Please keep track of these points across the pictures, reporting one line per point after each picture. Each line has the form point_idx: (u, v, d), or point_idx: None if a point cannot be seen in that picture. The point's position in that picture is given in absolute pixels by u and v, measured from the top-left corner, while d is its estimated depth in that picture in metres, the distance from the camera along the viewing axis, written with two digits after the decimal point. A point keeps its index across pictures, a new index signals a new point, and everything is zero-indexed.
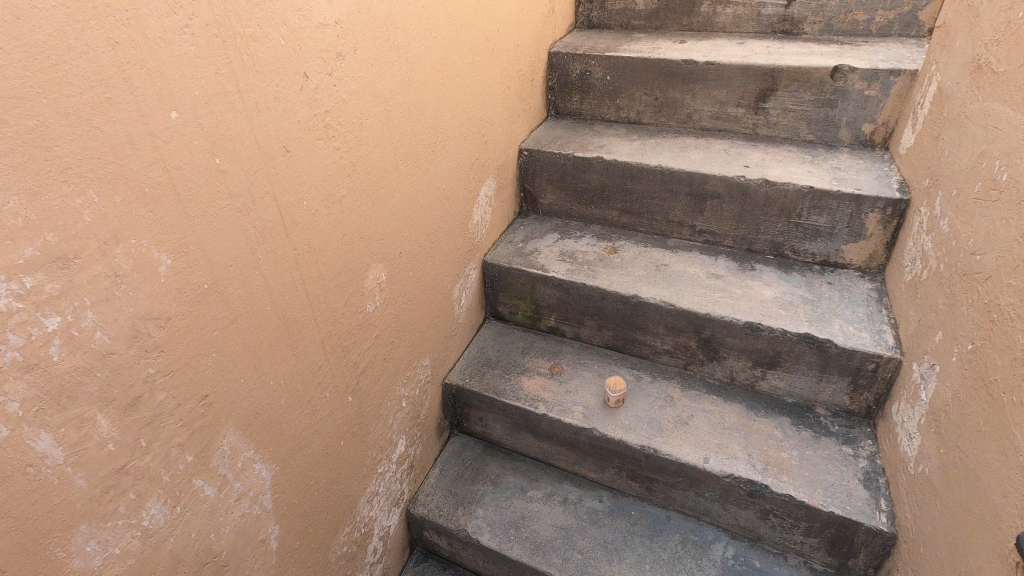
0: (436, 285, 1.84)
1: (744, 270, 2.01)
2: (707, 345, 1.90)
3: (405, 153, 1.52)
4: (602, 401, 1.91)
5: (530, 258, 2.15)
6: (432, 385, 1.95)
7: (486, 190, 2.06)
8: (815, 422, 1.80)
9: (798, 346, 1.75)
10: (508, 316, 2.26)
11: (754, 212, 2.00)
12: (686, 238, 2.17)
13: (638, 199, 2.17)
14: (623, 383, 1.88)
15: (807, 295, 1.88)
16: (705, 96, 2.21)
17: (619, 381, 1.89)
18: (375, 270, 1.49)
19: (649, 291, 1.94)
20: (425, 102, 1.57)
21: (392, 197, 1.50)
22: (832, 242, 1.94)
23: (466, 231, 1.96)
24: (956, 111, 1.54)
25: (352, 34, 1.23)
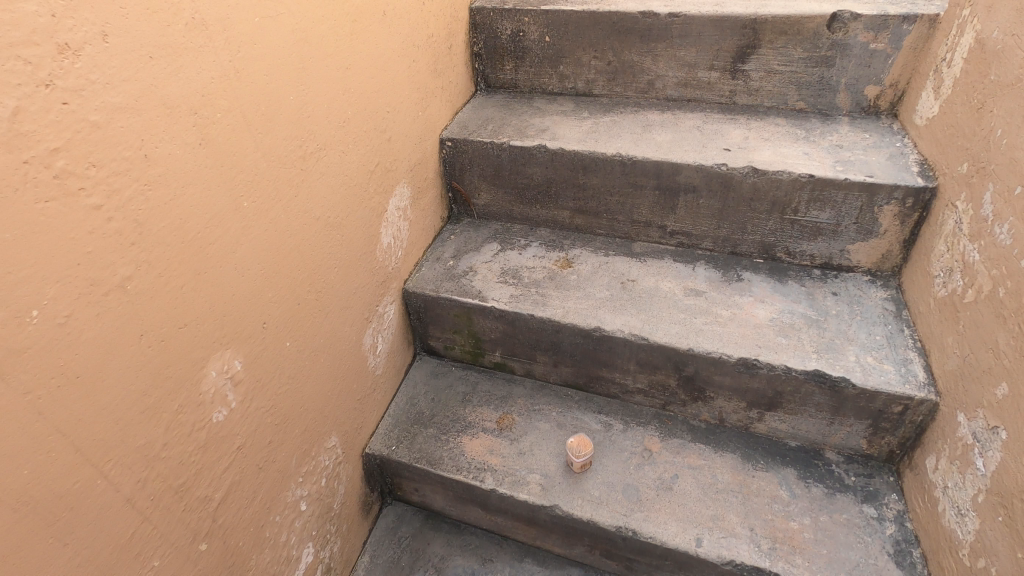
0: (335, 342, 1.37)
1: (730, 281, 1.61)
2: (690, 384, 1.51)
3: (250, 183, 1.02)
4: (564, 465, 1.51)
5: (463, 281, 1.70)
6: (347, 462, 1.52)
7: (397, 200, 1.58)
8: (826, 472, 1.45)
9: (806, 386, 1.38)
10: (444, 351, 1.82)
11: (739, 208, 1.58)
12: (654, 241, 1.75)
13: (593, 196, 1.73)
14: (589, 444, 1.49)
15: (810, 312, 1.49)
16: (668, 58, 1.75)
17: (584, 441, 1.49)
18: (222, 361, 1.01)
19: (615, 320, 1.53)
20: (278, 103, 1.06)
21: (234, 251, 1.01)
22: (835, 242, 1.55)
23: (372, 260, 1.49)
24: (1012, 73, 1.12)
25: (98, 6, 0.71)
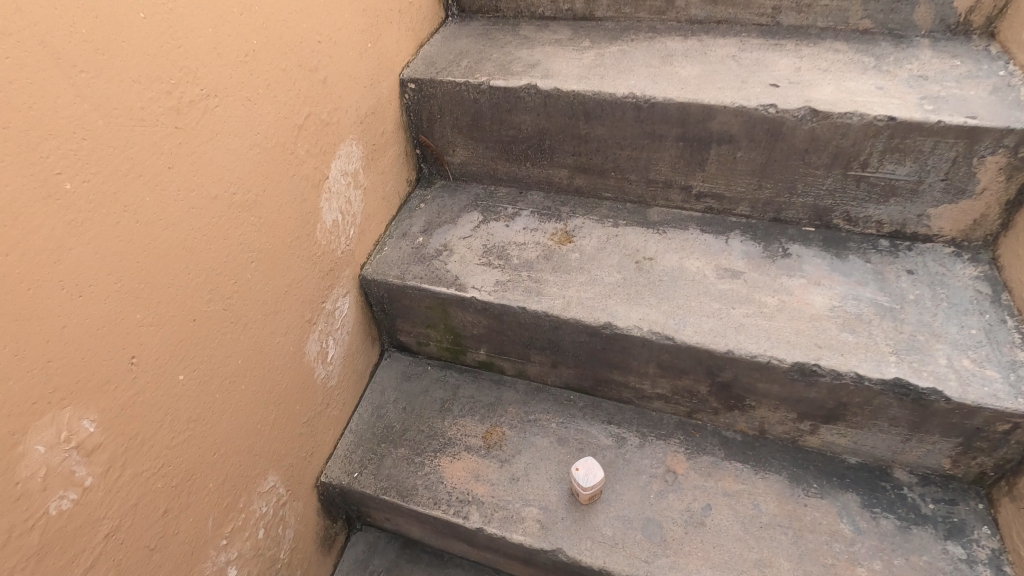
0: (262, 360, 1.03)
1: (774, 257, 1.26)
2: (725, 391, 1.20)
3: (71, 152, 0.65)
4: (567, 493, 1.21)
5: (435, 263, 1.35)
6: (295, 501, 1.21)
7: (342, 163, 1.20)
8: (898, 498, 1.15)
9: (880, 398, 1.06)
10: (418, 347, 1.49)
11: (789, 163, 1.22)
12: (675, 206, 1.39)
13: (598, 151, 1.35)
14: (599, 472, 1.17)
15: (880, 298, 1.16)
16: None
17: (592, 467, 1.18)
18: (55, 427, 0.67)
19: (630, 314, 1.19)
20: (111, 23, 0.68)
21: (54, 260, 0.65)
22: (913, 204, 1.20)
23: (311, 246, 1.13)
24: None
25: None
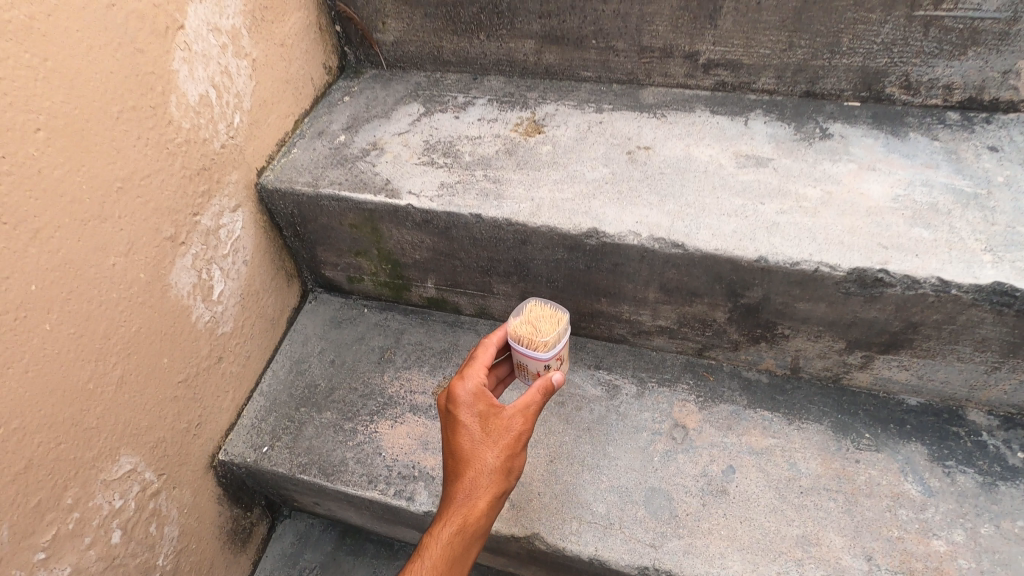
0: (82, 288, 0.69)
1: (810, 140, 0.95)
2: (750, 319, 0.90)
3: None
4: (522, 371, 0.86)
5: (360, 167, 1.00)
6: (175, 488, 0.89)
7: (208, 11, 0.84)
8: (976, 448, 0.87)
9: (969, 313, 0.77)
10: (349, 285, 1.16)
11: (832, 5, 0.89)
12: (677, 85, 1.06)
13: (574, 8, 1.01)
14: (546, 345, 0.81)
15: (959, 184, 0.85)
16: None
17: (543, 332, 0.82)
18: None
19: (623, 219, 0.87)
20: None
21: None
22: (999, 56, 0.88)
23: (163, 127, 0.78)
24: None
25: None
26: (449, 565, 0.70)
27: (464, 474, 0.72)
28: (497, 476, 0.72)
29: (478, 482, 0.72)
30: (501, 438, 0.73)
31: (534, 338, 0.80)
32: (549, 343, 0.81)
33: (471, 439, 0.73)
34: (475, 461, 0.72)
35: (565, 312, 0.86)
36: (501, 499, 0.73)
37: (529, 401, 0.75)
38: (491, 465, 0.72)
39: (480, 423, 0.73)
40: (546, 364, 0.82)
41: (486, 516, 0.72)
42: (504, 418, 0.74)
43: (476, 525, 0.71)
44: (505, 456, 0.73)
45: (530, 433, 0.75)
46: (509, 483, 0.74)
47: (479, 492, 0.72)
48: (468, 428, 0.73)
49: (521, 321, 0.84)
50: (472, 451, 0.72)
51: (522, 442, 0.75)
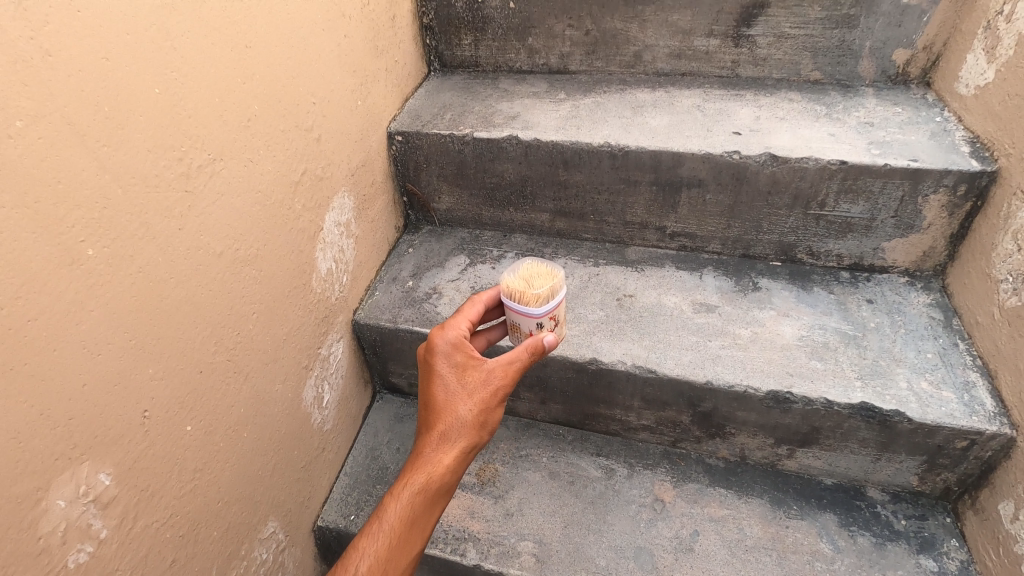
0: (263, 407, 1.06)
1: (745, 291, 1.35)
2: (706, 421, 1.26)
3: (95, 221, 0.69)
4: (518, 326, 1.00)
5: (426, 307, 1.39)
6: (292, 547, 1.22)
7: (335, 213, 1.25)
8: (871, 516, 1.22)
9: (850, 422, 1.13)
10: (408, 388, 1.53)
11: (754, 204, 1.32)
12: (652, 244, 1.48)
13: (578, 196, 1.44)
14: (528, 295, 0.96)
15: (844, 327, 1.24)
16: (659, 24, 1.47)
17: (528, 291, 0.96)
18: (77, 479, 0.70)
19: (615, 350, 1.25)
20: (131, 97, 0.72)
21: (77, 329, 0.68)
22: (868, 239, 1.30)
23: (307, 294, 1.17)
24: None
25: None
26: (412, 504, 0.90)
27: (437, 420, 0.92)
28: (465, 427, 0.92)
29: (448, 428, 0.92)
30: (475, 391, 0.92)
31: (530, 294, 0.96)
32: (543, 296, 0.97)
33: (447, 388, 0.93)
34: (449, 407, 0.92)
35: (561, 270, 1.01)
36: (468, 450, 0.93)
37: (509, 361, 0.94)
38: (461, 412, 0.91)
39: (456, 380, 0.93)
40: (534, 316, 0.97)
41: (450, 466, 0.92)
42: (479, 371, 0.93)
43: (440, 471, 0.91)
44: (475, 408, 0.92)
45: (505, 388, 0.94)
46: (477, 436, 0.93)
47: (448, 438, 0.92)
48: (443, 383, 0.93)
49: (520, 279, 1.00)
50: (446, 400, 0.92)
51: (495, 397, 0.93)
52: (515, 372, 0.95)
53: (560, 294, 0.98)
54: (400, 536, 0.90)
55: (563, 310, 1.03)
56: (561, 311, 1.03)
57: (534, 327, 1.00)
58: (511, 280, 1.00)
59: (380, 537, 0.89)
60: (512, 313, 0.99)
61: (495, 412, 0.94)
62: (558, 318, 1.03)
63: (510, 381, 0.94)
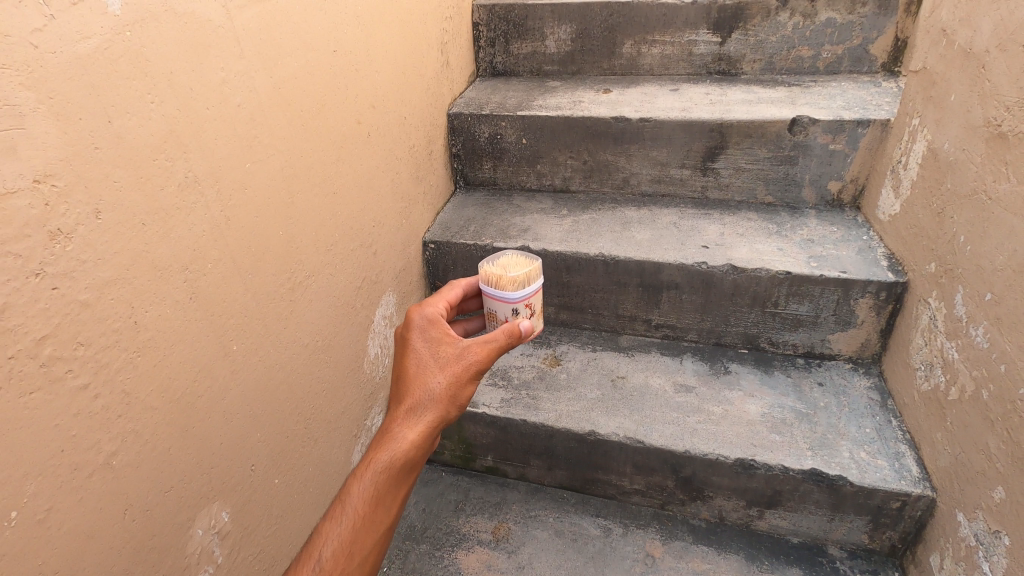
0: (324, 468, 1.31)
1: (718, 374, 1.62)
2: (688, 485, 1.49)
3: (240, 327, 0.99)
4: (496, 308, 1.15)
5: None
6: None
7: (383, 309, 1.56)
8: (832, 570, 1.42)
9: (804, 485, 1.37)
10: (433, 455, 1.77)
11: (722, 302, 1.62)
12: (640, 333, 1.77)
13: (578, 294, 1.75)
14: (505, 279, 1.12)
15: (799, 406, 1.51)
16: (642, 158, 1.84)
17: (505, 277, 1.13)
18: (210, 514, 0.96)
19: (609, 423, 1.50)
20: (268, 239, 1.04)
21: (222, 402, 0.96)
22: (816, 332, 1.59)
23: (360, 375, 1.45)
24: (967, 186, 1.20)
25: (91, 189, 0.69)
26: (377, 479, 0.96)
27: (407, 393, 1.01)
28: (432, 401, 1.00)
29: (417, 400, 1.00)
30: (446, 365, 1.02)
31: (506, 279, 1.12)
32: (518, 281, 1.13)
33: (420, 361, 1.03)
34: (419, 378, 1.01)
35: (539, 265, 1.17)
36: (435, 423, 0.99)
37: (484, 341, 1.03)
38: (429, 385, 1.00)
39: (427, 357, 1.03)
40: (509, 299, 1.12)
41: (415, 440, 0.98)
42: (452, 346, 1.03)
43: (404, 445, 0.97)
44: (445, 381, 1.00)
45: (477, 364, 1.02)
46: (445, 411, 1.00)
47: (416, 411, 0.99)
48: (415, 359, 1.03)
49: (499, 268, 1.17)
50: (418, 372, 1.02)
51: (466, 372, 1.01)
52: (490, 351, 1.02)
53: (535, 283, 1.14)
54: (366, 510, 0.96)
55: (539, 302, 1.18)
56: (537, 302, 1.18)
57: (510, 312, 1.14)
58: (491, 268, 1.16)
59: (349, 512, 0.95)
60: (491, 299, 1.14)
61: (465, 389, 1.02)
62: (534, 307, 1.17)
63: (484, 358, 1.02)
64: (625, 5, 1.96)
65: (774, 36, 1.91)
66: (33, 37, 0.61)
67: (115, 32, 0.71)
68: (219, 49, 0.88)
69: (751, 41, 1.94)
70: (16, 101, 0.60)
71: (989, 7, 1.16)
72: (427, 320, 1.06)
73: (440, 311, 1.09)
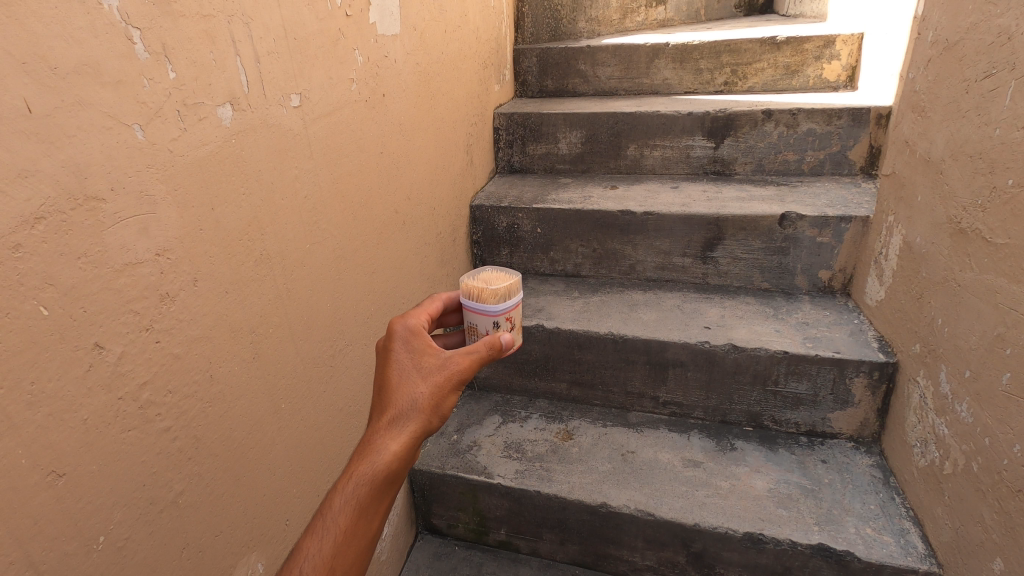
0: None
1: (724, 450, 1.68)
2: (698, 561, 1.51)
3: (288, 387, 1.11)
4: (479, 321, 1.11)
5: (467, 456, 1.72)
6: None
7: None
8: None
9: (813, 561, 1.39)
10: (447, 529, 1.80)
11: (725, 380, 1.72)
12: (649, 410, 1.86)
13: (589, 371, 1.85)
14: (488, 292, 1.09)
15: (805, 482, 1.55)
16: (646, 246, 2.01)
17: (487, 289, 1.10)
18: (246, 563, 1.02)
19: (620, 495, 1.54)
20: (317, 309, 1.18)
21: (267, 455, 1.06)
22: (816, 410, 1.67)
23: None
24: (939, 274, 1.33)
25: (193, 262, 0.84)
26: (358, 496, 0.84)
27: (389, 403, 0.91)
28: (416, 410, 0.90)
29: (401, 410, 0.90)
30: (429, 373, 0.93)
31: (488, 292, 1.09)
32: (499, 294, 1.10)
33: (403, 371, 0.94)
34: (402, 387, 0.92)
35: (519, 278, 1.15)
36: (419, 434, 0.89)
37: (472, 350, 0.97)
38: (415, 394, 0.91)
39: (410, 366, 0.95)
40: (493, 313, 1.09)
41: (398, 452, 0.87)
42: (435, 355, 0.96)
43: (386, 457, 0.87)
44: (429, 390, 0.92)
45: (461, 374, 0.95)
46: (429, 421, 0.91)
47: (400, 421, 0.89)
48: (397, 368, 0.94)
49: (479, 282, 1.14)
50: (401, 381, 0.93)
51: (450, 382, 0.94)
52: (473, 362, 0.97)
53: (515, 295, 1.12)
54: (346, 528, 0.84)
55: (518, 315, 1.15)
56: (517, 316, 1.15)
57: (491, 326, 1.11)
58: (471, 282, 1.13)
59: (327, 534, 0.84)
60: (473, 313, 1.11)
61: (450, 398, 0.93)
62: (513, 321, 1.15)
63: (468, 369, 0.96)
64: (628, 115, 2.23)
65: (761, 142, 2.14)
66: (170, 144, 0.79)
67: (223, 140, 0.89)
68: (295, 151, 1.07)
69: (742, 147, 2.17)
70: (153, 192, 0.76)
71: (941, 125, 1.36)
72: (408, 329, 0.98)
73: (421, 321, 1.02)
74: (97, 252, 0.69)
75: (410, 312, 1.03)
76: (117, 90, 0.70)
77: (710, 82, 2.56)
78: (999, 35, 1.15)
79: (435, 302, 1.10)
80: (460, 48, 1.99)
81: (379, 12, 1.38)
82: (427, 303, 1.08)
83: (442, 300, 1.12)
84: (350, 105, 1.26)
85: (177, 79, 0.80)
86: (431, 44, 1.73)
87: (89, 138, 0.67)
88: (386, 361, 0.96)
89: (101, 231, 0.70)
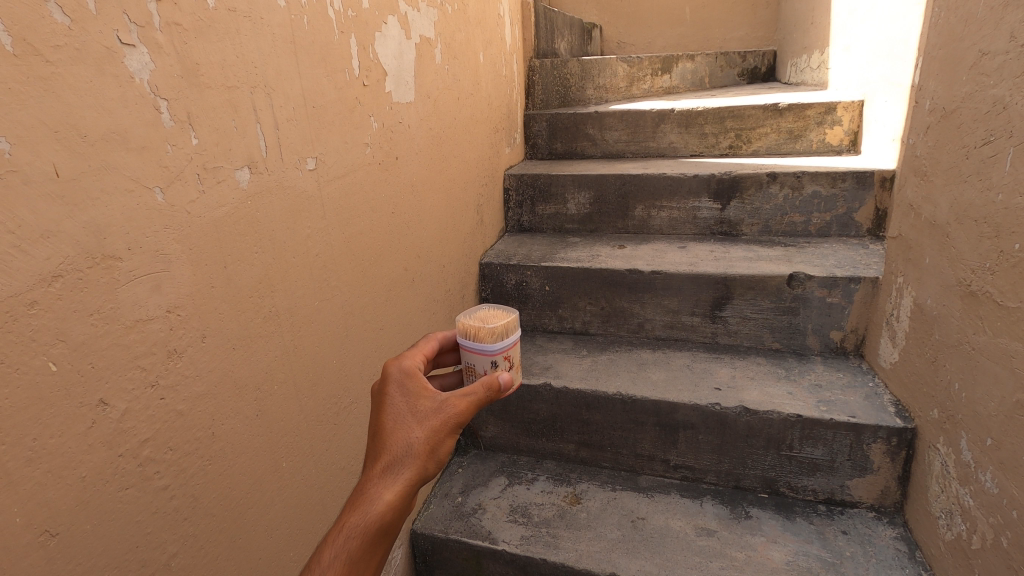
0: None
1: (738, 518, 1.62)
2: None
3: (291, 445, 1.10)
4: (476, 360, 1.10)
5: (471, 520, 1.67)
6: None
7: None
8: None
9: None
10: None
11: (737, 443, 1.67)
12: (659, 474, 1.80)
13: (597, 431, 1.82)
14: (483, 330, 1.09)
15: (825, 555, 1.47)
16: (655, 305, 2.01)
17: (482, 327, 1.09)
18: None
19: (630, 565, 1.47)
20: (323, 367, 1.18)
21: (265, 515, 1.04)
22: (833, 477, 1.62)
23: None
24: (953, 336, 1.31)
25: (202, 318, 0.85)
26: (349, 548, 0.82)
27: (383, 448, 0.89)
28: (411, 456, 0.89)
29: (394, 455, 0.89)
30: (425, 418, 0.92)
31: (485, 331, 1.09)
32: (496, 333, 1.09)
33: (398, 415, 0.93)
34: (397, 432, 0.91)
35: (516, 317, 1.15)
36: (414, 482, 0.88)
37: (471, 392, 0.95)
38: (409, 438, 0.90)
39: (404, 409, 0.94)
40: (489, 353, 1.08)
41: (393, 501, 0.85)
42: (431, 399, 0.94)
43: (380, 507, 0.85)
44: (425, 435, 0.91)
45: (457, 418, 0.93)
46: (425, 467, 0.89)
47: (395, 468, 0.88)
48: (391, 413, 0.93)
49: (476, 321, 1.13)
50: (396, 425, 0.92)
51: (447, 425, 0.92)
52: (470, 404, 0.95)
53: (513, 334, 1.11)
54: None
55: (517, 353, 1.14)
56: (515, 355, 1.14)
57: (488, 365, 1.10)
58: (467, 321, 1.13)
59: None
60: (471, 355, 1.10)
61: (447, 443, 0.92)
62: (512, 360, 1.13)
63: (464, 412, 0.94)
64: (635, 176, 2.28)
65: (767, 205, 2.17)
66: (188, 205, 0.82)
67: (239, 202, 0.93)
68: (309, 212, 1.11)
69: (748, 209, 2.20)
70: (168, 251, 0.79)
71: (943, 189, 1.38)
72: (402, 372, 0.98)
73: (416, 363, 1.02)
74: (109, 309, 0.71)
75: (405, 354, 1.03)
76: (141, 155, 0.74)
77: (715, 146, 2.63)
78: (994, 105, 1.18)
79: (431, 343, 1.10)
80: (472, 113, 2.08)
81: (395, 82, 1.45)
82: (421, 344, 1.08)
83: (439, 340, 1.12)
84: (364, 168, 1.31)
85: (200, 145, 0.84)
86: (444, 109, 1.81)
87: (111, 200, 0.70)
88: (379, 405, 0.95)
89: (115, 289, 0.71)
